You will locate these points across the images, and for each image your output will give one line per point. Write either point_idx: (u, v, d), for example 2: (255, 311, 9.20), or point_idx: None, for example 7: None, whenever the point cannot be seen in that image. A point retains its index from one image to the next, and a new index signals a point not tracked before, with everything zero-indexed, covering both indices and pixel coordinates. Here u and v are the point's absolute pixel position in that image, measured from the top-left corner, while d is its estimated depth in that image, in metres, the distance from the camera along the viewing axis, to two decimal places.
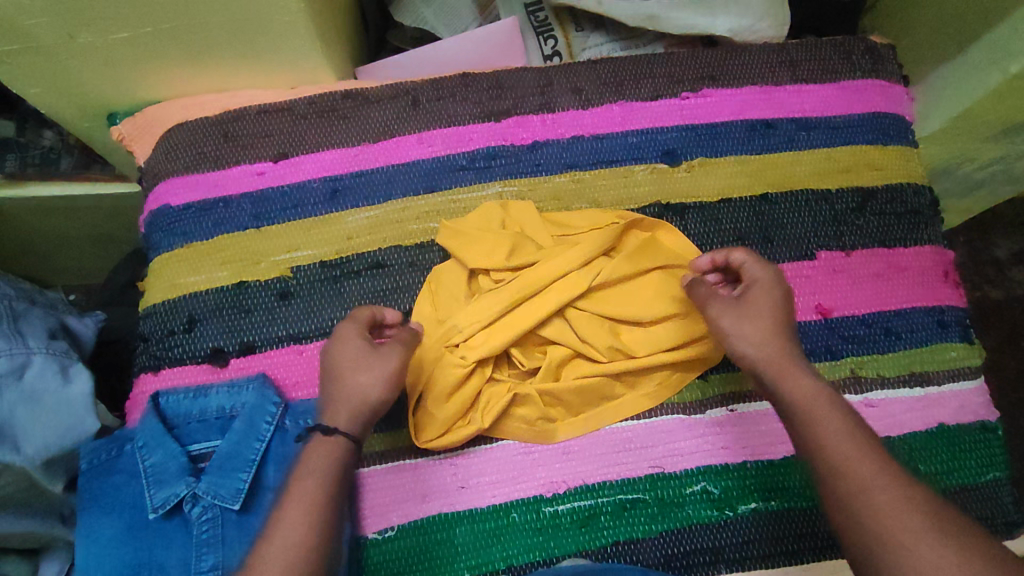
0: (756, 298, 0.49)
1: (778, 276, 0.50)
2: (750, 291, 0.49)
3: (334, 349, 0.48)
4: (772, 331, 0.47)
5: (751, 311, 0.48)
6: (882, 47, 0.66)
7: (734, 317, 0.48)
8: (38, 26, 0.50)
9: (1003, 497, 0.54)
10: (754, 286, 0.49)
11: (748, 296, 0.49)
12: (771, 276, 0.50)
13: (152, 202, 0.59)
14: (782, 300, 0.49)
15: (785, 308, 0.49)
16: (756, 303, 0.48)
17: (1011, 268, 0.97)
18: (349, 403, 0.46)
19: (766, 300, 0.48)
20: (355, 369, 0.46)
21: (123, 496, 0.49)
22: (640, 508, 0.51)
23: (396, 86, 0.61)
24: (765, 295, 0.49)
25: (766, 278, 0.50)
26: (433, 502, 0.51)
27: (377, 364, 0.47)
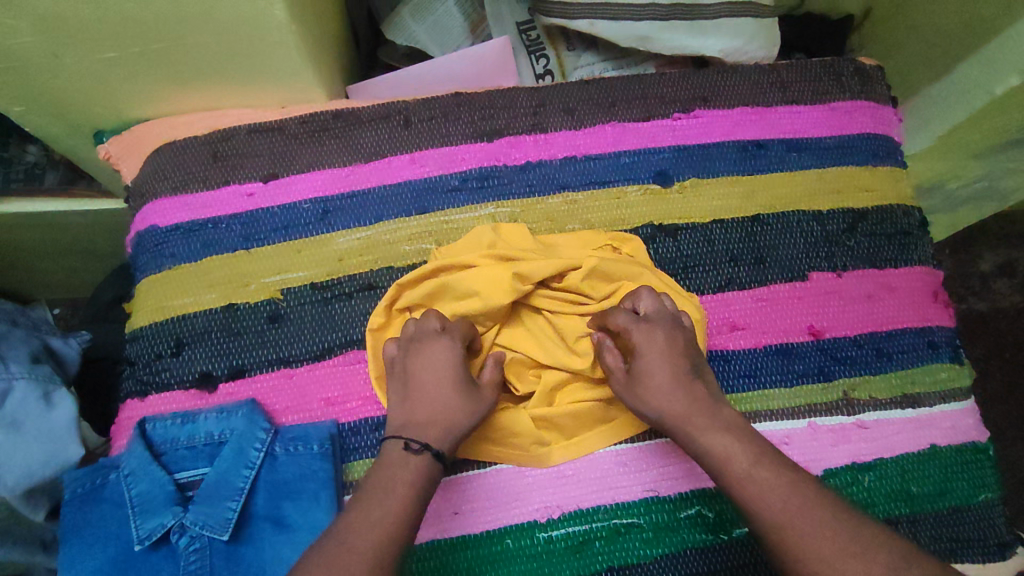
0: (644, 368, 0.48)
1: (650, 334, 0.49)
2: (636, 365, 0.49)
3: (433, 367, 0.49)
4: (669, 396, 0.47)
5: (645, 391, 0.48)
6: (870, 68, 0.67)
7: (638, 392, 0.48)
8: (23, 46, 0.50)
9: (995, 518, 0.54)
10: (636, 360, 0.49)
11: (640, 367, 0.48)
12: (652, 340, 0.49)
13: (139, 223, 0.58)
14: (671, 352, 0.48)
15: (675, 358, 0.48)
16: (645, 375, 0.48)
17: (996, 281, 0.98)
18: (441, 424, 0.47)
19: (656, 366, 0.48)
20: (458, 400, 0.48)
21: (107, 526, 0.48)
22: (634, 533, 0.51)
23: (387, 105, 0.60)
24: (651, 364, 0.48)
25: (648, 342, 0.49)
26: (426, 529, 0.50)
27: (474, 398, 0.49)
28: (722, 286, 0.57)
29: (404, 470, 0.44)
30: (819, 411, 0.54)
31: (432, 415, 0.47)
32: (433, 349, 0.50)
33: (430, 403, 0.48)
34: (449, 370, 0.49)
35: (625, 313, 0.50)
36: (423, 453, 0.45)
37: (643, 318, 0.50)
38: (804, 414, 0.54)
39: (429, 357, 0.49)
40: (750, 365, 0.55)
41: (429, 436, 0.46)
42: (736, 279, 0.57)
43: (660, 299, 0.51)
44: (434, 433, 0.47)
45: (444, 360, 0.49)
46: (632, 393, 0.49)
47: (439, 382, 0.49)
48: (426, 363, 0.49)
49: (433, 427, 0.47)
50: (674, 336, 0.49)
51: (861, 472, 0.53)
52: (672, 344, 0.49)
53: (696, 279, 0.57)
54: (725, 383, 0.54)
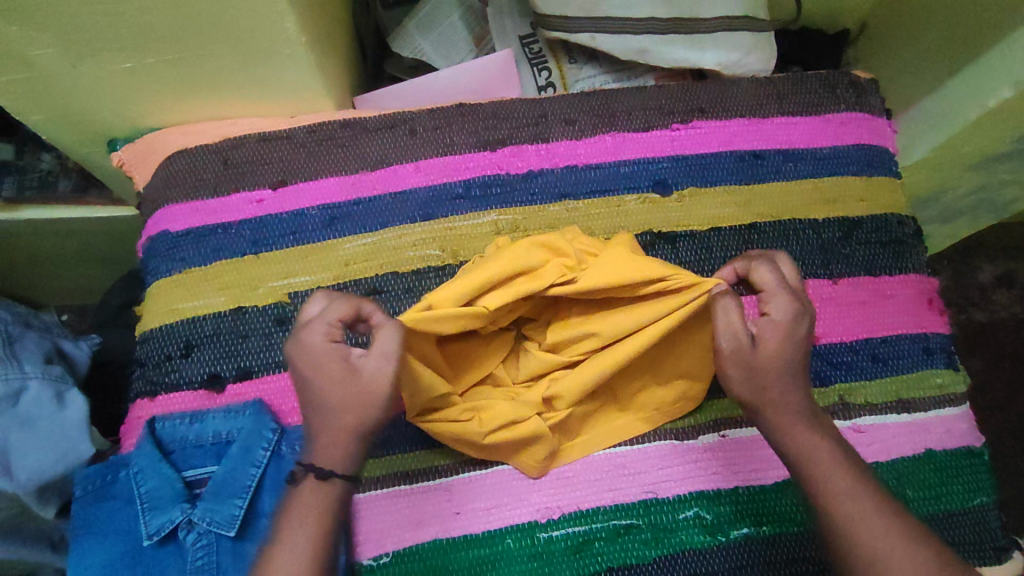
0: (771, 348, 0.45)
1: (794, 312, 0.45)
2: (762, 336, 0.45)
3: (304, 365, 0.43)
4: (781, 384, 0.45)
5: (762, 367, 0.45)
6: (865, 81, 0.68)
7: (746, 368, 0.45)
8: (44, 56, 0.52)
9: (991, 523, 0.54)
10: (767, 329, 0.45)
11: (769, 346, 0.45)
12: (789, 321, 0.45)
13: (151, 227, 0.60)
14: (802, 340, 0.46)
15: (802, 349, 0.46)
16: (771, 352, 0.45)
17: (995, 292, 0.99)
18: (329, 438, 0.43)
19: (786, 353, 0.45)
20: (334, 399, 0.43)
21: (117, 522, 0.49)
22: (633, 534, 0.52)
23: (394, 115, 0.62)
24: (780, 346, 0.45)
25: (791, 325, 0.45)
26: (428, 528, 0.51)
27: (354, 390, 0.43)
28: None
29: (308, 504, 0.43)
30: None
31: (322, 425, 0.43)
32: (301, 357, 0.43)
33: (323, 416, 0.43)
34: (321, 367, 0.43)
35: (773, 276, 0.46)
36: (307, 478, 0.43)
37: (791, 289, 0.46)
38: None
39: (298, 356, 0.44)
40: None
41: (330, 458, 0.43)
42: None
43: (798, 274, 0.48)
44: (327, 451, 0.43)
45: (311, 355, 0.43)
46: (744, 365, 0.45)
47: (326, 388, 0.43)
48: (300, 364, 0.44)
49: (336, 446, 0.43)
50: (809, 323, 0.46)
51: None
52: (808, 335, 0.46)
53: None
54: None
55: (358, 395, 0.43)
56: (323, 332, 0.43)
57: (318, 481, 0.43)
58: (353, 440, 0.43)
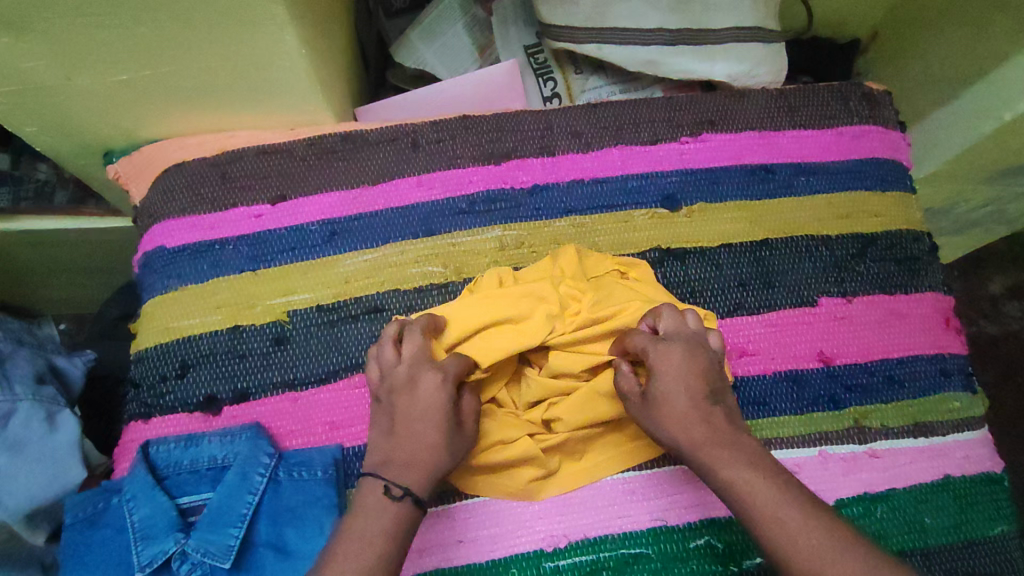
0: (659, 391, 0.45)
1: (669, 355, 0.45)
2: (652, 388, 0.45)
3: (415, 404, 0.45)
4: (690, 423, 0.44)
5: (663, 414, 0.45)
6: (878, 93, 0.67)
7: (653, 417, 0.45)
8: (36, 69, 0.50)
9: (1012, 552, 0.53)
10: (651, 381, 0.45)
11: (656, 389, 0.45)
12: (673, 361, 0.45)
13: (147, 243, 0.58)
14: (688, 374, 0.45)
15: (693, 382, 0.45)
16: (660, 399, 0.45)
17: (1007, 304, 0.98)
18: (424, 473, 0.44)
19: (673, 391, 0.44)
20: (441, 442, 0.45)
21: (108, 552, 0.47)
22: (642, 563, 0.50)
23: (396, 128, 0.61)
24: (668, 388, 0.45)
25: (668, 365, 0.45)
26: (430, 557, 0.49)
27: (458, 439, 0.45)
28: (731, 311, 0.57)
29: (383, 520, 0.41)
30: (830, 440, 0.53)
31: (416, 461, 0.44)
32: (423, 389, 0.45)
33: (412, 445, 0.44)
34: (439, 411, 0.45)
35: (645, 334, 0.47)
36: (405, 500, 0.42)
37: (663, 337, 0.46)
38: (815, 442, 0.53)
39: (416, 397, 0.45)
40: (759, 392, 0.54)
41: (409, 481, 0.43)
42: (744, 304, 0.57)
43: (682, 317, 0.48)
44: (419, 482, 0.43)
45: (429, 400, 0.45)
46: (650, 417, 0.45)
47: (424, 424, 0.45)
48: (416, 403, 0.45)
49: (412, 471, 0.44)
50: (693, 356, 0.45)
51: (873, 502, 0.52)
52: (694, 366, 0.45)
53: (705, 304, 0.57)
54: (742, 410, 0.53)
55: (458, 444, 0.45)
56: (449, 375, 0.46)
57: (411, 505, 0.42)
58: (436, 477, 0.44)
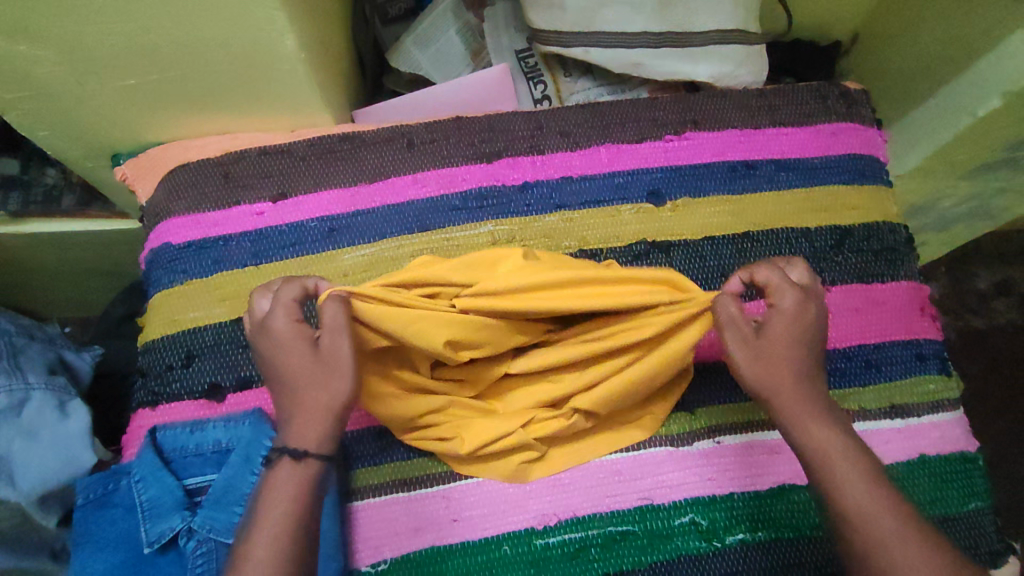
0: (773, 335, 0.46)
1: (804, 304, 0.46)
2: (771, 329, 0.46)
3: (271, 347, 0.44)
4: (797, 377, 0.45)
5: (772, 356, 0.45)
6: (855, 92, 0.69)
7: (743, 359, 0.46)
8: (50, 74, 0.53)
9: (986, 527, 0.55)
10: (777, 321, 0.46)
11: (772, 332, 0.46)
12: (796, 310, 0.46)
13: (153, 240, 0.61)
14: (810, 328, 0.46)
15: (810, 342, 0.46)
16: (775, 339, 0.46)
17: (992, 299, 1.00)
18: (306, 415, 0.42)
19: (793, 341, 0.46)
20: (307, 381, 0.43)
21: (118, 530, 0.49)
22: (630, 540, 0.52)
23: (392, 129, 0.63)
24: (785, 332, 0.46)
25: (794, 312, 0.46)
26: (425, 535, 0.51)
27: (331, 366, 0.43)
28: None
29: (285, 487, 0.41)
30: None
31: (295, 406, 0.43)
32: (265, 342, 0.44)
33: (293, 395, 0.43)
34: (295, 345, 0.43)
35: (778, 271, 0.47)
36: (281, 460, 0.41)
37: (803, 285, 0.47)
38: None
39: (267, 344, 0.44)
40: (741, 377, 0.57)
41: (306, 436, 0.42)
42: None
43: (813, 274, 0.49)
44: (301, 431, 0.42)
45: (283, 337, 0.44)
46: (752, 353, 0.46)
47: (286, 364, 0.43)
48: (273, 350, 0.44)
49: (307, 423, 0.42)
50: (820, 319, 0.47)
51: None
52: (812, 324, 0.46)
53: None
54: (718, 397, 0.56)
55: (329, 366, 0.43)
56: (280, 306, 0.44)
57: (307, 463, 0.41)
58: (327, 411, 0.43)
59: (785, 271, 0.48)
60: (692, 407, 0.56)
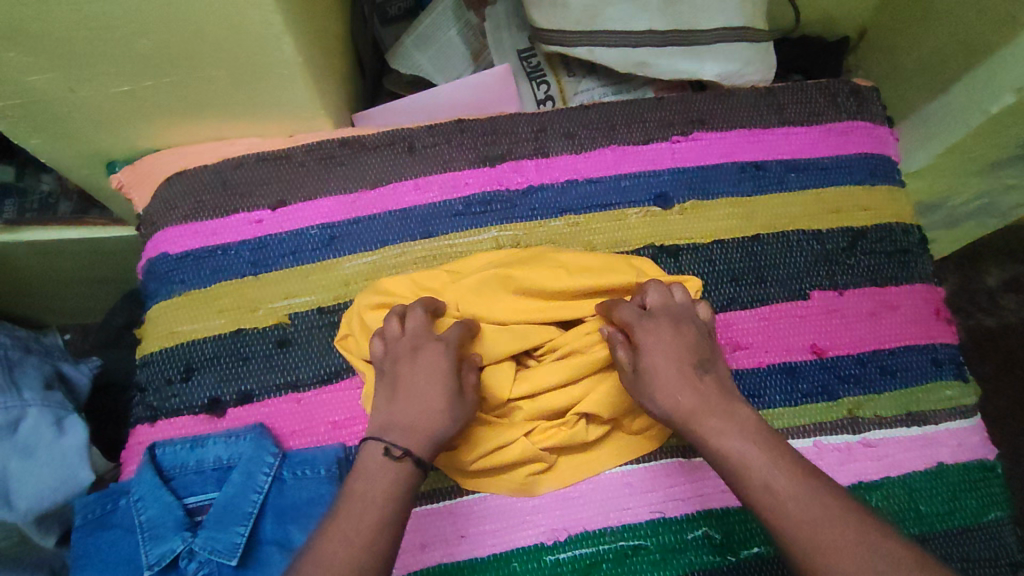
0: (647, 364, 0.46)
1: (654, 329, 0.47)
2: (641, 362, 0.46)
3: (421, 366, 0.46)
4: (683, 391, 0.45)
5: (651, 389, 0.46)
6: (865, 89, 0.68)
7: (645, 391, 0.46)
8: (40, 82, 0.52)
9: (1006, 538, 0.53)
10: (641, 355, 0.47)
11: (644, 363, 0.46)
12: (654, 334, 0.47)
13: (150, 250, 0.60)
14: (675, 340, 0.47)
15: (681, 353, 0.46)
16: (651, 370, 0.46)
17: (1003, 296, 0.98)
18: (424, 436, 0.44)
19: (661, 361, 0.46)
20: (439, 411, 0.45)
21: (118, 552, 0.48)
22: (641, 555, 0.51)
23: (392, 133, 0.62)
24: (656, 359, 0.46)
25: (651, 336, 0.47)
26: (432, 553, 0.50)
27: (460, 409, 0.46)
28: (725, 305, 0.58)
29: (382, 482, 0.42)
30: (825, 430, 0.54)
31: (413, 423, 0.45)
32: (427, 353, 0.47)
33: (416, 408, 0.45)
34: (440, 376, 0.46)
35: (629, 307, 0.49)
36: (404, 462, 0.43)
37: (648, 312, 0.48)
38: (810, 432, 0.54)
39: (425, 361, 0.47)
40: (754, 385, 0.55)
41: (412, 444, 0.44)
42: (738, 298, 0.58)
43: (669, 293, 0.50)
44: (418, 446, 0.44)
45: (433, 366, 0.46)
46: (640, 390, 0.46)
47: (426, 387, 0.46)
48: (422, 368, 0.46)
49: (415, 435, 0.44)
50: (679, 334, 0.47)
51: (868, 492, 0.53)
52: (681, 338, 0.47)
53: None
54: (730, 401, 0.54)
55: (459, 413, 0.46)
56: (451, 343, 0.48)
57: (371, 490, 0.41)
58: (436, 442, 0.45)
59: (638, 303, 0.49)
60: None
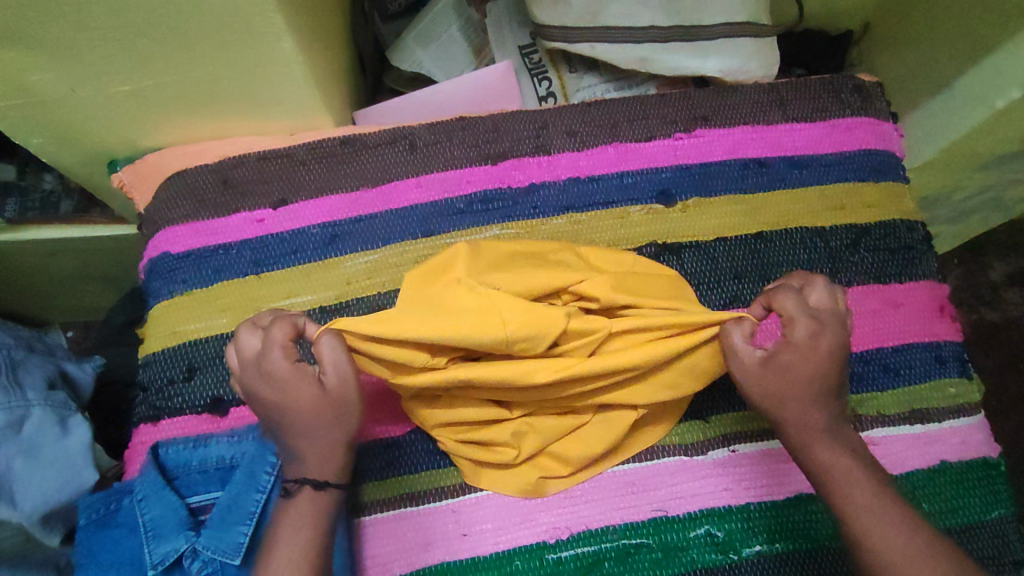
0: (784, 367, 0.44)
1: (820, 339, 0.44)
2: (779, 358, 0.44)
3: (263, 391, 0.44)
4: (810, 406, 0.45)
5: (778, 382, 0.44)
6: (870, 84, 0.67)
7: (772, 387, 0.45)
8: (41, 81, 0.52)
9: (1009, 536, 0.53)
10: (784, 351, 0.44)
11: (782, 365, 0.44)
12: (809, 344, 0.44)
13: (151, 249, 0.60)
14: (831, 362, 0.45)
15: (830, 373, 0.45)
16: (788, 372, 0.44)
17: (1006, 291, 0.98)
18: (313, 454, 0.45)
19: (802, 373, 0.44)
20: (311, 430, 0.44)
21: (122, 551, 0.49)
22: (643, 553, 0.51)
23: (394, 131, 0.62)
24: (795, 364, 0.44)
25: (805, 349, 0.44)
26: (435, 551, 0.50)
27: (339, 417, 0.44)
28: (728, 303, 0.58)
29: None
30: None
31: (302, 447, 0.45)
32: (277, 357, 0.43)
33: (291, 433, 0.44)
34: (294, 396, 0.43)
35: (793, 298, 0.45)
36: (300, 490, 0.44)
37: (816, 313, 0.45)
38: None
39: (262, 388, 0.44)
40: None
41: (308, 469, 0.45)
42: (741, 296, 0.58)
43: (835, 294, 0.46)
44: (314, 466, 0.45)
45: (281, 388, 0.44)
46: (761, 384, 0.45)
47: (291, 411, 0.44)
48: (272, 394, 0.44)
49: (309, 458, 0.45)
50: (840, 349, 0.45)
51: None
52: (833, 358, 0.45)
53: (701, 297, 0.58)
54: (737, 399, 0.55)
55: (335, 412, 0.44)
56: (274, 346, 0.43)
57: None
58: (332, 449, 0.45)
59: (804, 297, 0.45)
60: (705, 415, 0.54)
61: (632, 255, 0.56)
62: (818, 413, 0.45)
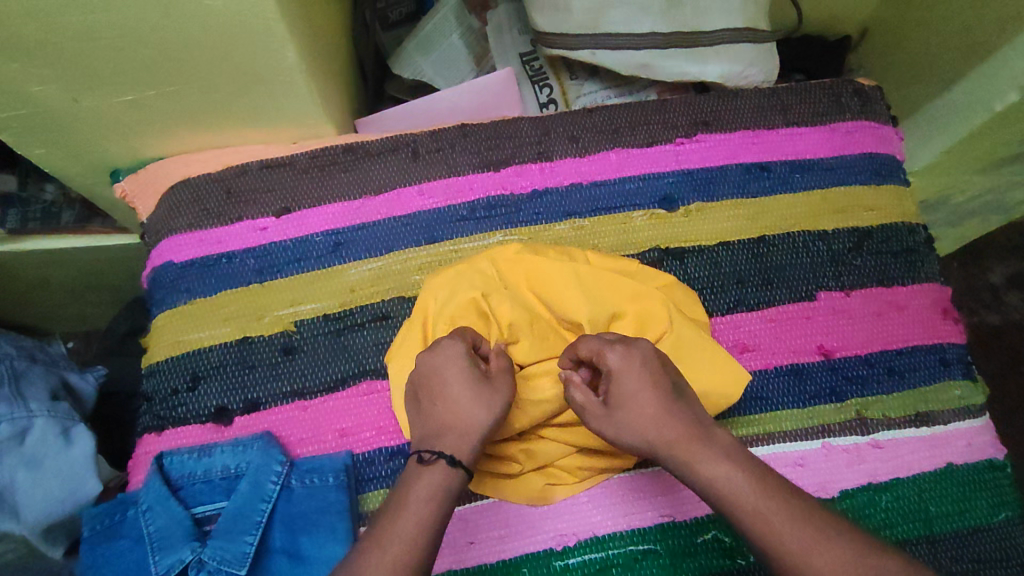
0: (622, 392, 0.44)
1: (629, 354, 0.45)
2: (612, 391, 0.44)
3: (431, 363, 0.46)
4: (658, 424, 0.43)
5: (624, 417, 0.44)
6: (869, 89, 0.68)
7: (621, 420, 0.44)
8: (44, 92, 0.52)
9: (1017, 537, 0.53)
10: (610, 385, 0.45)
11: (617, 391, 0.44)
12: (625, 360, 0.45)
13: (154, 259, 0.60)
14: (650, 374, 0.44)
15: (658, 382, 0.44)
16: (625, 401, 0.44)
17: (1007, 293, 0.98)
18: (460, 430, 0.43)
19: (636, 391, 0.44)
20: (470, 404, 0.44)
21: (126, 563, 0.48)
22: (651, 559, 0.50)
23: (396, 138, 0.62)
24: (628, 387, 0.44)
25: (624, 366, 0.44)
26: (441, 559, 0.50)
27: (495, 398, 0.45)
28: (730, 308, 0.57)
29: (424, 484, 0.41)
30: (833, 432, 0.54)
31: (449, 423, 0.44)
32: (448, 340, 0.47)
33: (450, 408, 0.44)
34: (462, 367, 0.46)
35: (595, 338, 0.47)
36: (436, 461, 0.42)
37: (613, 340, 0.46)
38: (818, 434, 0.54)
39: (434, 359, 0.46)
40: (762, 387, 0.55)
41: (446, 444, 0.43)
42: (744, 301, 0.58)
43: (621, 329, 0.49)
44: (453, 442, 0.43)
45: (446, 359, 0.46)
46: (611, 423, 0.44)
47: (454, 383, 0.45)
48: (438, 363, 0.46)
49: (449, 434, 0.43)
50: (652, 358, 0.45)
51: (877, 493, 0.52)
52: (650, 364, 0.45)
53: (705, 302, 0.57)
54: (738, 404, 0.54)
55: (491, 396, 0.45)
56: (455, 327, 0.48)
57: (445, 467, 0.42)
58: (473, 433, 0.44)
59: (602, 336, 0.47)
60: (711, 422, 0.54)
61: (632, 262, 0.56)
62: (673, 424, 0.43)
